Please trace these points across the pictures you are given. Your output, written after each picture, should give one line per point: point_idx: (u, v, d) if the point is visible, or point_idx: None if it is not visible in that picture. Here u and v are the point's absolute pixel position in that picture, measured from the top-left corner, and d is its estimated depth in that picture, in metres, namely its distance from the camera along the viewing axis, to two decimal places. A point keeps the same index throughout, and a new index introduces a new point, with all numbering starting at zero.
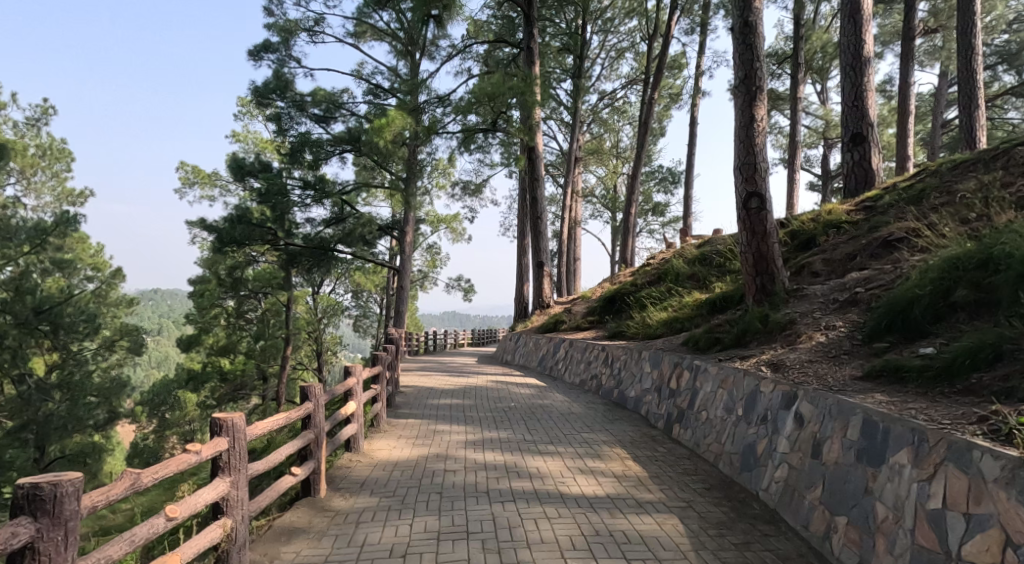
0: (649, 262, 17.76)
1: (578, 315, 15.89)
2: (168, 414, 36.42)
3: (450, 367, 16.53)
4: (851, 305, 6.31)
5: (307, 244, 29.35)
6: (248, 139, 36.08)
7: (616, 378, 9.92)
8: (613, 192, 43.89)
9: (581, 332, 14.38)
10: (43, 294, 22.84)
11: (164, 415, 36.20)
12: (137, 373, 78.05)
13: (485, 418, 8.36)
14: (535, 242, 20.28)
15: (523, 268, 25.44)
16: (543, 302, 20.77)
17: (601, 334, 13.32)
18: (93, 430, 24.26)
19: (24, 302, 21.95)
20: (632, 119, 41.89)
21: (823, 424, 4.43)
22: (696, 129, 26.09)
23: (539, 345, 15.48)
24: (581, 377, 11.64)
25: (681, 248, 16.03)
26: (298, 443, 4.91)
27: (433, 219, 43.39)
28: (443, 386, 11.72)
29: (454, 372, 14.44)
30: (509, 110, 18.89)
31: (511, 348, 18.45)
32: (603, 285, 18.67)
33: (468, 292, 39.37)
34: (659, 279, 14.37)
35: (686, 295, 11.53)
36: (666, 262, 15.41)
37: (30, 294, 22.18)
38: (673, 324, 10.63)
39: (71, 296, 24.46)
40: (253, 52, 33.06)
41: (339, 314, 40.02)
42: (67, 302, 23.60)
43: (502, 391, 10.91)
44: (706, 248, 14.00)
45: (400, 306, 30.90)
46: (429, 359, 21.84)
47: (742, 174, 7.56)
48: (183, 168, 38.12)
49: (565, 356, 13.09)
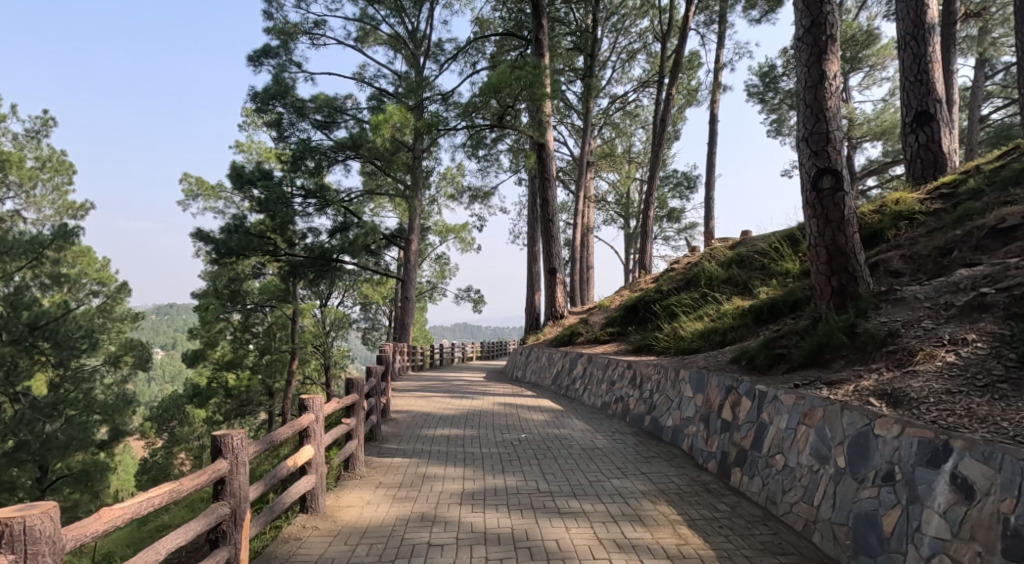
0: (673, 267, 16.16)
1: (596, 327, 14.31)
2: (178, 428, 35.21)
3: (456, 385, 14.95)
4: (978, 312, 4.72)
5: (310, 254, 27.95)
6: (250, 149, 34.97)
7: (646, 402, 8.32)
8: (626, 197, 42.29)
9: (600, 345, 12.81)
10: (41, 309, 21.63)
11: (174, 430, 34.98)
12: (144, 386, 76.62)
13: (490, 457, 6.80)
14: (546, 248, 18.73)
15: (535, 277, 23.88)
16: (555, 313, 19.10)
17: (625, 347, 11.75)
18: (96, 450, 22.93)
19: (18, 318, 20.73)
20: (646, 123, 40.26)
21: (1020, 504, 3.12)
22: (717, 127, 24.49)
23: (553, 360, 13.91)
24: (603, 399, 10.01)
25: (710, 251, 14.43)
26: (189, 532, 3.45)
27: (441, 228, 41.88)
28: (446, 410, 10.17)
29: (460, 392, 12.86)
30: (518, 108, 17.42)
31: (521, 363, 16.87)
32: (622, 293, 17.07)
33: (478, 303, 37.85)
34: (688, 284, 12.79)
35: (724, 303, 9.95)
36: (694, 266, 13.83)
37: (27, 310, 21.01)
38: (714, 336, 9.05)
39: (68, 311, 23.15)
40: (252, 57, 31.79)
41: (346, 326, 38.54)
42: (64, 318, 22.39)
43: (511, 417, 9.31)
44: (741, 248, 12.40)
45: (405, 319, 29.36)
46: (436, 374, 20.24)
47: (809, 148, 5.94)
48: (185, 179, 36.96)
49: (584, 374, 11.48)
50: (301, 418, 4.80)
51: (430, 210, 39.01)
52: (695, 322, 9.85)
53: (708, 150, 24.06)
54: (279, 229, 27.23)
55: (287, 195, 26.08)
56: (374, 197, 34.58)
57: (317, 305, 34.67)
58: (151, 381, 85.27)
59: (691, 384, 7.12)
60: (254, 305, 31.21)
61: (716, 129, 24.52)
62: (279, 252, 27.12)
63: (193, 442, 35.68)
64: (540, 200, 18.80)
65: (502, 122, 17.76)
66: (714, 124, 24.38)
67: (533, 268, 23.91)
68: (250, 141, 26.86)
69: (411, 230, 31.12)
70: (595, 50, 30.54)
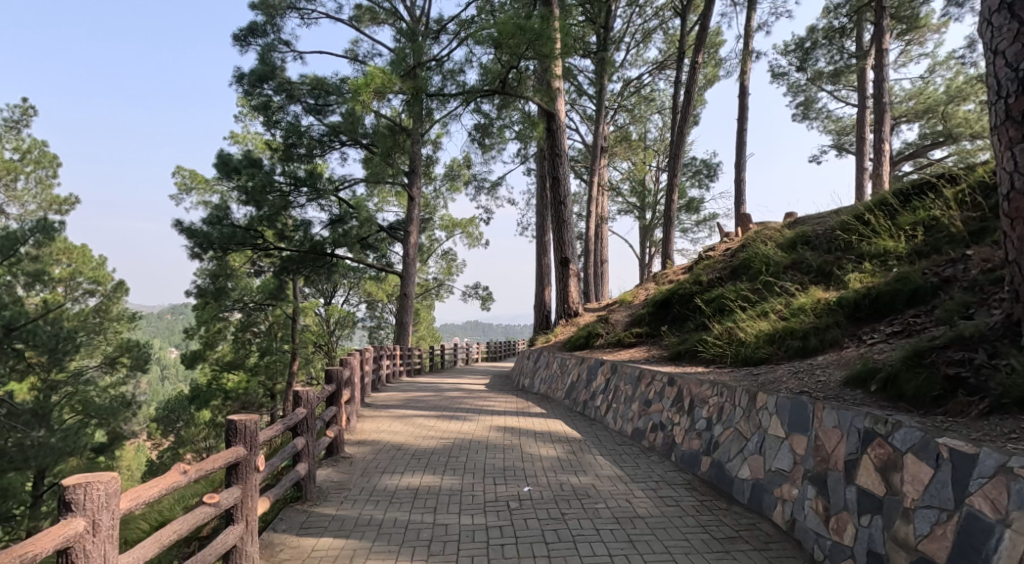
0: (708, 254, 13.69)
1: (620, 327, 11.80)
2: (182, 432, 32.75)
3: (455, 397, 12.43)
4: None
5: (302, 248, 25.12)
6: (246, 138, 32.55)
7: (701, 435, 5.89)
8: (642, 186, 39.72)
9: (624, 351, 10.36)
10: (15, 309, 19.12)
11: (177, 433, 32.55)
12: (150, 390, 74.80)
13: (468, 540, 4.34)
14: (558, 235, 16.23)
15: (544, 269, 21.42)
16: (568, 311, 16.49)
17: (661, 354, 9.33)
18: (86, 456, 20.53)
19: None
20: (663, 108, 37.50)
21: None
22: (747, 101, 21.80)
23: (565, 368, 11.45)
24: (633, 424, 7.56)
25: (755, 233, 11.99)
26: None
27: (446, 221, 39.43)
28: (431, 439, 7.69)
29: (458, 410, 10.33)
30: (521, 68, 14.80)
31: (528, 369, 14.38)
32: (647, 287, 14.52)
33: (486, 301, 35.37)
34: (735, 274, 10.35)
35: (796, 293, 7.44)
36: (739, 251, 11.40)
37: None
38: (789, 340, 6.58)
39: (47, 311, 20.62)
40: (238, 36, 29.37)
41: (348, 326, 36.16)
42: (39, 319, 19.91)
43: (509, 452, 6.83)
44: (800, 226, 9.95)
45: (403, 318, 26.77)
46: (437, 381, 17.67)
47: (1016, 23, 4.03)
48: (179, 172, 34.73)
49: (607, 390, 9.00)
50: (47, 534, 2.89)
51: (435, 202, 36.47)
52: (759, 320, 7.39)
53: (738, 126, 21.35)
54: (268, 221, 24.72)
55: (277, 183, 23.70)
56: (375, 188, 32.07)
57: (318, 303, 32.39)
58: (161, 381, 83.25)
59: (783, 416, 4.69)
60: (248, 305, 28.76)
61: (746, 104, 21.82)
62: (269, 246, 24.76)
63: (196, 446, 33.24)
64: (549, 180, 16.30)
65: (506, 88, 15.16)
66: (744, 98, 21.67)
67: (542, 260, 21.39)
68: (239, 125, 24.41)
69: (411, 222, 28.62)
70: (610, 23, 27.89)
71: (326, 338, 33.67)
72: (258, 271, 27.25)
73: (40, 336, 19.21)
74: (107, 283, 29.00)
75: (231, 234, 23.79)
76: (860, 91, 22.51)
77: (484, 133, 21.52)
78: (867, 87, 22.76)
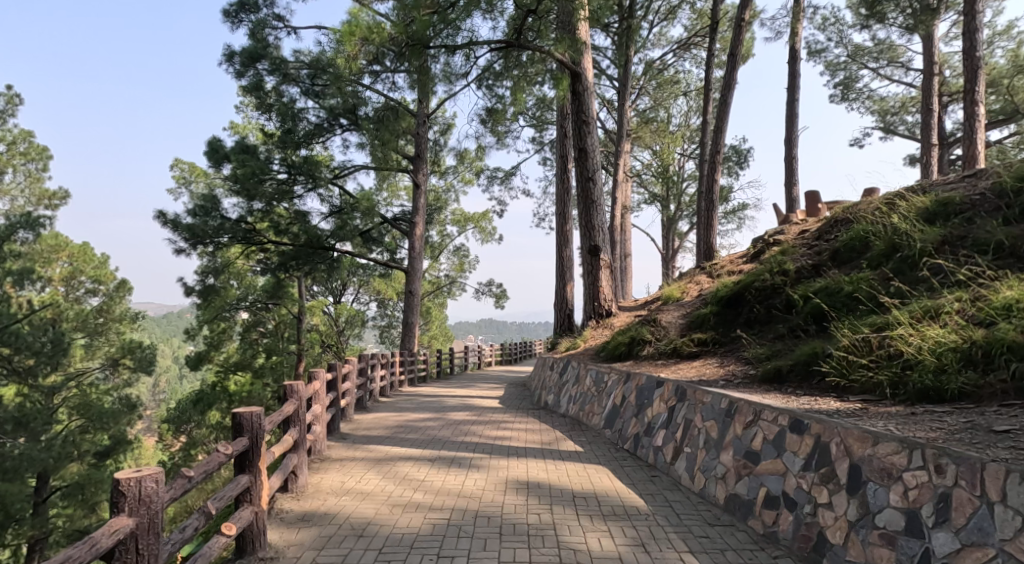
0: (773, 240, 11.06)
1: (674, 331, 9.15)
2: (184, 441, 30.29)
3: (466, 419, 9.85)
4: None
5: (297, 244, 21.96)
6: (246, 128, 29.86)
7: (894, 542, 3.38)
8: (667, 176, 36.97)
9: (687, 365, 7.72)
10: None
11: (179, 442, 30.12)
12: (168, 389, 73.46)
13: None
14: (584, 220, 13.56)
15: (566, 263, 18.75)
16: (598, 311, 13.74)
17: (741, 371, 6.72)
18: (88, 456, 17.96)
19: None
20: (690, 90, 34.52)
21: None
22: (797, 69, 18.91)
23: (603, 385, 8.87)
24: (730, 490, 4.89)
25: (841, 212, 9.41)
26: None
27: (459, 215, 36.90)
28: (414, 510, 5.07)
29: (468, 445, 7.74)
30: (541, 16, 11.89)
31: (551, 382, 11.82)
32: (698, 282, 11.78)
33: (500, 299, 32.74)
34: (832, 258, 7.66)
35: (988, 281, 4.81)
36: (827, 234, 8.81)
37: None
38: (1017, 364, 3.94)
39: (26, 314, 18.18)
40: (229, 12, 26.42)
41: (357, 326, 33.62)
42: (22, 319, 17.58)
43: (538, 547, 4.23)
44: (925, 194, 7.33)
45: (410, 318, 24.14)
46: (444, 393, 15.05)
47: None
48: (175, 165, 32.09)
49: (675, 427, 6.31)
50: None
51: (446, 194, 33.91)
52: (932, 322, 4.71)
53: (788, 94, 18.43)
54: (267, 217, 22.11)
55: (274, 169, 21.14)
56: (381, 178, 29.39)
57: (325, 301, 29.99)
58: (178, 380, 81.62)
59: None
60: (250, 305, 26.27)
61: (797, 72, 18.92)
62: (262, 241, 22.04)
63: None
64: (574, 152, 13.57)
65: (522, 41, 12.26)
66: (794, 65, 18.77)
67: (563, 254, 18.70)
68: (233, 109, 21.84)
69: (417, 213, 25.88)
70: None
71: (334, 339, 31.22)
72: (255, 269, 24.65)
73: (23, 337, 16.83)
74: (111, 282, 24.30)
75: (222, 224, 21.22)
76: (926, 56, 19.60)
77: (496, 116, 18.75)
78: (933, 57, 19.73)
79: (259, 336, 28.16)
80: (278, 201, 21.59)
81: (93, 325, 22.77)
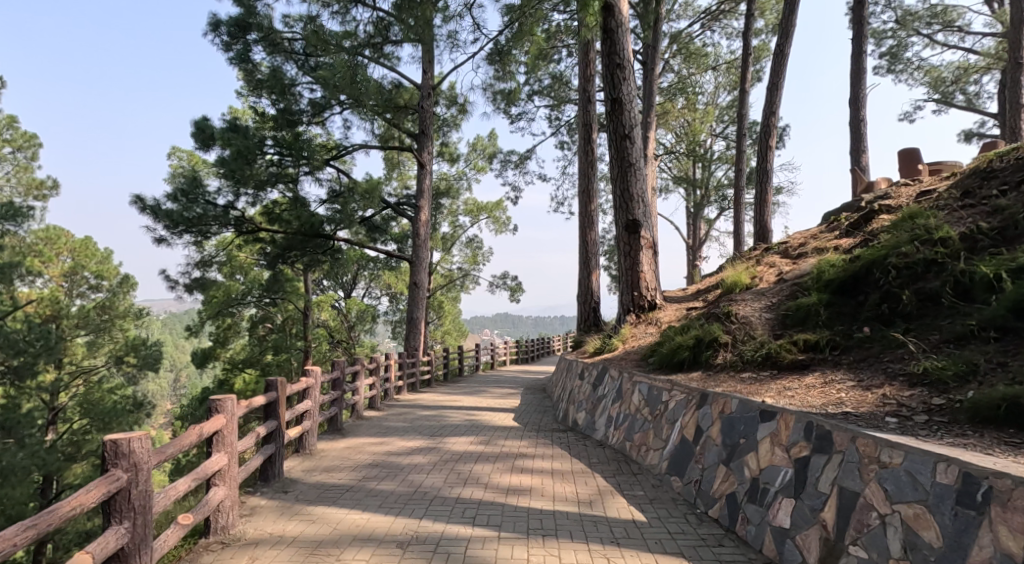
0: (874, 205, 8.41)
1: (760, 329, 6.48)
2: None
3: (470, 450, 7.25)
4: None
5: (298, 232, 17.44)
6: (244, 113, 27.07)
7: None
8: (694, 160, 34.13)
9: (801, 384, 5.08)
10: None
11: None
12: (183, 385, 71.98)
13: None
14: (618, 188, 10.88)
15: (592, 245, 16.05)
16: (638, 303, 11.03)
17: (914, 395, 4.13)
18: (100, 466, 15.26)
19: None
20: (721, 64, 31.48)
21: None
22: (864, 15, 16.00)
23: (660, 406, 6.22)
24: None
25: (985, 161, 6.78)
26: None
27: (472, 205, 34.27)
28: None
29: (466, 506, 5.14)
30: None
31: (580, 393, 9.17)
32: (772, 265, 9.02)
33: (517, 292, 30.08)
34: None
35: None
36: (983, 191, 6.21)
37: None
38: None
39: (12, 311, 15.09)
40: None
41: (369, 321, 30.34)
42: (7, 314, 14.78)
43: None
44: None
45: (414, 314, 21.51)
46: (452, 403, 12.44)
47: None
48: (172, 153, 29.46)
49: (811, 499, 3.69)
50: None
51: (457, 180, 31.25)
52: None
53: (853, 45, 15.53)
54: (271, 217, 17.63)
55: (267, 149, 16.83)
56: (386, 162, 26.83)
57: (332, 295, 27.47)
58: (193, 377, 79.77)
59: None
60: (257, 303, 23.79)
61: (862, 20, 16.02)
62: (256, 231, 17.65)
63: None
64: (605, 104, 10.86)
65: None
66: (860, 10, 15.82)
67: (588, 238, 15.93)
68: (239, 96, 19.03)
69: (422, 198, 22.71)
70: None
71: (344, 335, 28.75)
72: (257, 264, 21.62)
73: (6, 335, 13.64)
74: (116, 277, 18.88)
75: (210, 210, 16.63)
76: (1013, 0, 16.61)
77: (510, 95, 16.23)
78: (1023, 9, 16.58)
79: (267, 332, 24.89)
80: (270, 186, 17.62)
81: (94, 322, 17.70)
